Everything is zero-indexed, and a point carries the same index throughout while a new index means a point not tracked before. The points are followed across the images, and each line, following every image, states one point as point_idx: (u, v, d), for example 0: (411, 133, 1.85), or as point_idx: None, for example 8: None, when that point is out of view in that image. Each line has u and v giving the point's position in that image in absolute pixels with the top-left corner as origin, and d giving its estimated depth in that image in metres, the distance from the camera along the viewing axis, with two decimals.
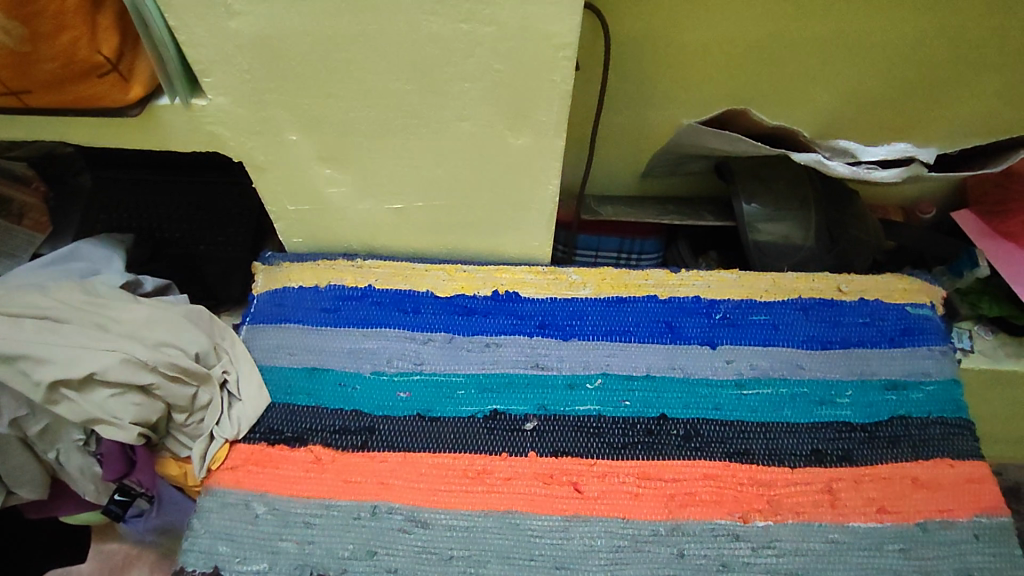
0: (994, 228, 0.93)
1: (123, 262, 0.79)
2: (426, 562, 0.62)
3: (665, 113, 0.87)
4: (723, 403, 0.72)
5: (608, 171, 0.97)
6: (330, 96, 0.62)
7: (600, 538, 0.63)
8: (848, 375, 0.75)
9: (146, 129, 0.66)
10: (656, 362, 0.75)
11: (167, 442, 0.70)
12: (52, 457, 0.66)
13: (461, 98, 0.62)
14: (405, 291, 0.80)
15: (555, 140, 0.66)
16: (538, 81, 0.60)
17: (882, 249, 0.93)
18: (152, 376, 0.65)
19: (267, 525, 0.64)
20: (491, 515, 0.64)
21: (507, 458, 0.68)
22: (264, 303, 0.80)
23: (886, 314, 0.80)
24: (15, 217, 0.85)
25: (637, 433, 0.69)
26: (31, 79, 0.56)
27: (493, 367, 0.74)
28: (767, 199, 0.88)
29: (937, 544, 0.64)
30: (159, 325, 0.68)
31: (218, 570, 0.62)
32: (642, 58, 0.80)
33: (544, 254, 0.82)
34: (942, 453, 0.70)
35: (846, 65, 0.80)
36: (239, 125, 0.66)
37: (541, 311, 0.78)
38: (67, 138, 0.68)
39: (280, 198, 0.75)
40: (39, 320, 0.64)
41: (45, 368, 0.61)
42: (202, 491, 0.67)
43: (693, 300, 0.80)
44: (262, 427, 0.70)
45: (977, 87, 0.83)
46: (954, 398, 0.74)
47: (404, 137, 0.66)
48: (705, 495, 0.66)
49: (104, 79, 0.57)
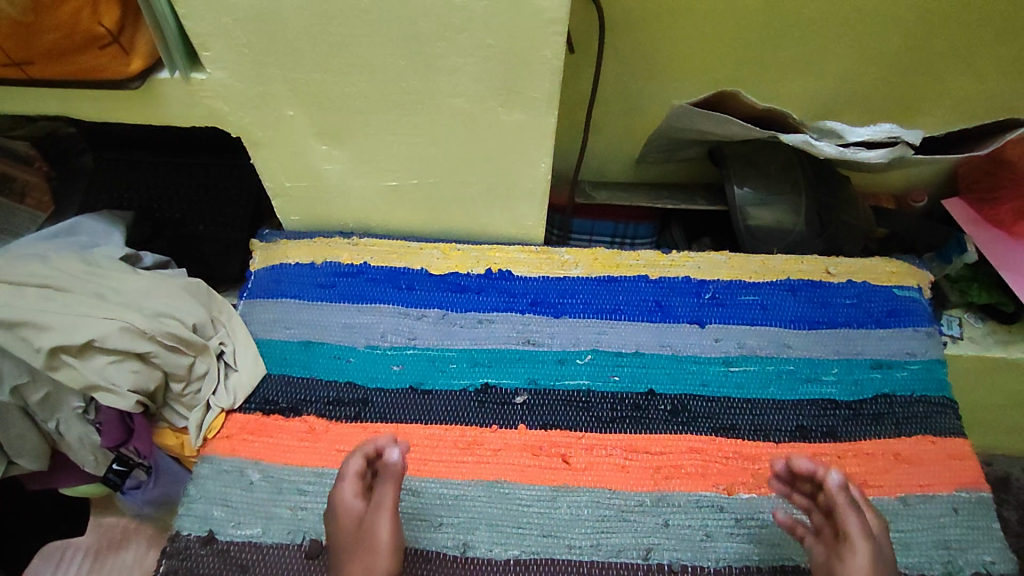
0: (985, 215, 0.93)
1: (123, 238, 0.80)
2: (417, 528, 0.63)
3: (658, 98, 0.88)
4: (710, 379, 0.73)
5: (603, 156, 0.98)
6: (327, 70, 0.64)
7: (587, 507, 0.65)
8: (834, 354, 0.76)
9: (147, 101, 0.67)
10: (646, 339, 0.76)
11: (164, 412, 0.71)
12: (51, 426, 0.68)
13: (454, 74, 0.63)
14: (401, 268, 0.81)
15: (547, 117, 0.67)
16: (531, 57, 0.61)
17: (872, 236, 0.94)
18: (151, 345, 0.66)
19: (261, 492, 0.66)
20: (480, 484, 0.66)
21: (497, 430, 0.69)
22: (261, 279, 0.81)
23: (873, 296, 0.81)
24: (17, 196, 0.87)
25: (625, 408, 0.71)
26: (34, 50, 0.58)
27: (486, 342, 0.75)
28: (758, 184, 0.89)
29: (917, 518, 0.66)
30: (158, 296, 0.70)
31: (213, 534, 0.64)
32: (636, 42, 0.81)
33: (537, 234, 0.84)
34: (924, 430, 0.71)
35: (837, 49, 0.81)
36: (237, 99, 0.67)
37: (533, 290, 0.80)
38: (69, 111, 0.69)
39: (279, 174, 0.76)
40: (40, 288, 0.66)
41: (45, 335, 0.62)
42: (198, 460, 0.69)
43: (683, 280, 0.81)
44: (257, 397, 0.72)
45: (966, 71, 0.84)
46: (938, 377, 0.75)
47: (399, 114, 0.68)
48: (691, 468, 0.67)
49: (105, 50, 0.58)
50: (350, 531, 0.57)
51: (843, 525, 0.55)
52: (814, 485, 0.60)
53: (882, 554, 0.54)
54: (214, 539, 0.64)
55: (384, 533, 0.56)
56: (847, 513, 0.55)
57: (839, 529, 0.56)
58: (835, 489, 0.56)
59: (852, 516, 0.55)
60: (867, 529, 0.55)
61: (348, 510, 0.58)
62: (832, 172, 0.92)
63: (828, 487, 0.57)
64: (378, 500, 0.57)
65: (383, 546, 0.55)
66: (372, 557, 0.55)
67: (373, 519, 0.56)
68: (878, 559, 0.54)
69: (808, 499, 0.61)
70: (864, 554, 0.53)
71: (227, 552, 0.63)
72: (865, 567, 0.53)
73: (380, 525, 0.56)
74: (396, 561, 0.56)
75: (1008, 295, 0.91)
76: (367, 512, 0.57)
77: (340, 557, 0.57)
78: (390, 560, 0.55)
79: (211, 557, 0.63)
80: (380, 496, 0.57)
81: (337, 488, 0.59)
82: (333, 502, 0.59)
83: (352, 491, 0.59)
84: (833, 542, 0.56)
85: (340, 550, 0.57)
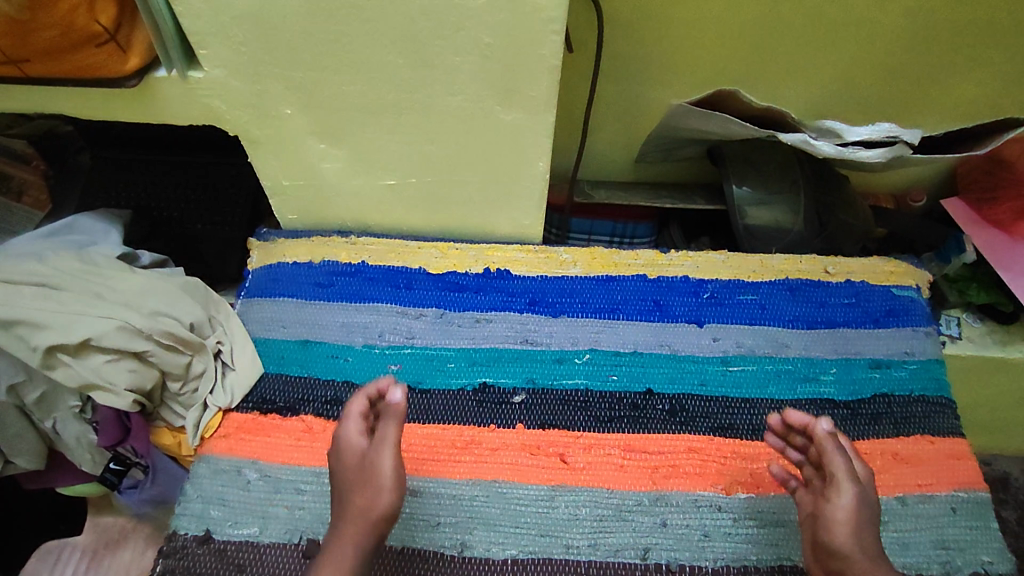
0: (984, 215, 0.93)
1: (120, 236, 0.80)
2: (415, 528, 0.63)
3: (657, 97, 0.88)
4: (709, 379, 0.73)
5: (602, 155, 0.98)
6: (325, 68, 0.63)
7: (585, 507, 0.65)
8: (833, 353, 0.76)
9: (144, 100, 0.67)
10: (645, 338, 0.76)
11: (161, 411, 0.71)
12: (48, 425, 0.68)
13: (453, 72, 0.63)
14: (399, 267, 0.81)
15: (546, 115, 0.67)
16: (529, 56, 0.61)
17: (871, 235, 0.94)
18: (148, 343, 0.66)
19: (259, 491, 0.66)
20: (478, 484, 0.66)
21: (495, 430, 0.69)
22: (259, 278, 0.81)
23: (871, 295, 0.81)
24: (14, 194, 0.88)
25: (624, 407, 0.71)
26: (30, 48, 0.57)
27: (484, 341, 0.75)
28: (757, 183, 0.89)
29: (915, 517, 0.66)
30: (155, 295, 0.70)
31: (210, 533, 0.64)
32: (635, 41, 0.81)
33: (534, 233, 0.84)
34: (923, 430, 0.71)
35: (837, 48, 0.81)
36: (234, 97, 0.67)
37: (531, 289, 0.79)
38: (65, 109, 0.69)
39: (277, 173, 0.76)
40: (37, 287, 0.65)
41: (42, 334, 0.62)
42: (196, 459, 0.69)
43: (682, 279, 0.81)
44: (255, 396, 0.72)
45: (966, 71, 0.84)
46: (936, 377, 0.75)
47: (397, 113, 0.68)
48: (689, 468, 0.67)
49: (101, 48, 0.58)
50: (354, 466, 0.59)
51: (829, 466, 0.58)
52: (805, 437, 0.62)
53: (865, 494, 0.58)
54: (212, 538, 0.64)
55: (388, 466, 0.57)
56: (832, 454, 0.59)
57: (826, 472, 0.59)
58: (822, 434, 0.60)
59: (836, 456, 0.58)
60: (852, 469, 0.58)
61: (353, 447, 0.60)
62: (831, 171, 0.92)
63: (815, 432, 0.60)
64: (382, 435, 0.59)
65: (383, 479, 0.57)
66: (376, 490, 0.56)
67: (376, 454, 0.58)
68: (861, 499, 0.57)
69: (798, 453, 0.63)
70: (849, 492, 0.57)
71: (224, 552, 0.63)
72: (849, 503, 0.56)
73: (383, 458, 0.58)
74: (399, 495, 0.58)
75: (1007, 295, 0.91)
76: (370, 447, 0.59)
77: (344, 490, 0.58)
78: (393, 493, 0.57)
79: (208, 557, 0.63)
80: (383, 431, 0.59)
81: (341, 426, 0.61)
82: (336, 441, 0.61)
83: (357, 428, 0.61)
84: (821, 485, 0.60)
85: (343, 483, 0.59)
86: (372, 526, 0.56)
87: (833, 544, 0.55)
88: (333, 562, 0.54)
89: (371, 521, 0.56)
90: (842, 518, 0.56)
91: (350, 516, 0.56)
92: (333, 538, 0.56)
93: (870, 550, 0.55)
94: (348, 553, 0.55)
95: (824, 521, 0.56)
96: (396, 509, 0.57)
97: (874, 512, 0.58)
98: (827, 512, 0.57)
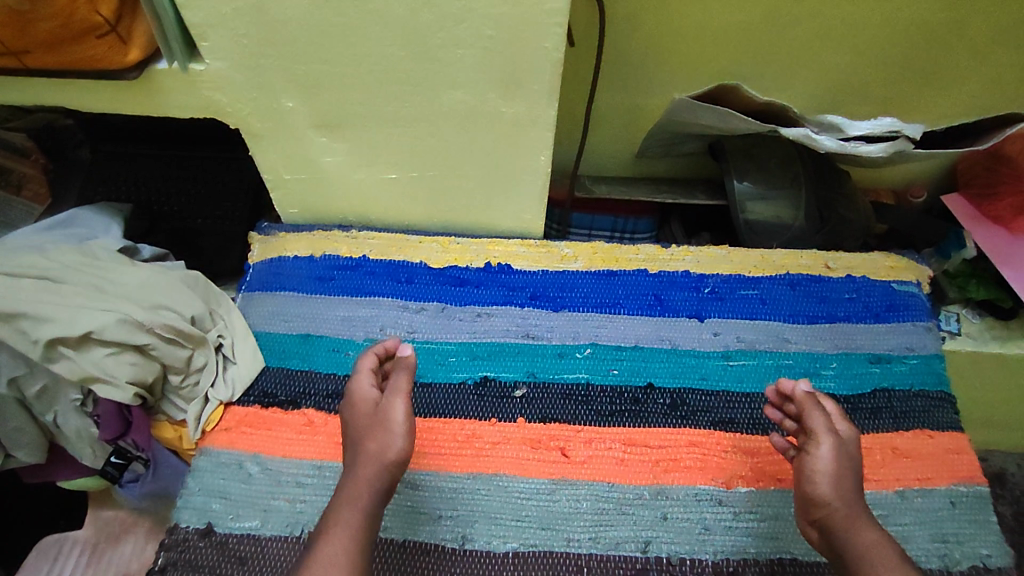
0: (984, 210, 0.93)
1: (121, 230, 0.80)
2: (416, 521, 0.63)
3: (658, 91, 0.88)
4: (710, 373, 0.73)
5: (602, 150, 0.98)
6: (326, 61, 0.63)
7: (586, 500, 0.65)
8: (833, 348, 0.76)
9: (145, 92, 0.67)
10: (646, 333, 0.76)
11: (162, 405, 0.72)
12: (49, 419, 0.68)
13: (454, 65, 0.63)
14: (400, 261, 0.81)
15: (547, 108, 0.67)
16: (531, 48, 0.61)
17: (871, 231, 0.94)
18: (149, 337, 0.66)
19: (260, 484, 0.66)
20: (479, 478, 0.66)
21: (496, 423, 0.69)
22: (260, 272, 0.81)
23: (872, 290, 0.81)
24: (14, 188, 0.87)
25: (625, 402, 0.71)
26: (29, 39, 0.57)
27: (485, 336, 0.75)
28: (758, 178, 0.89)
29: (914, 511, 0.66)
30: (156, 288, 0.70)
31: (211, 526, 0.64)
32: (636, 35, 0.81)
33: (536, 228, 0.84)
34: (923, 424, 0.71)
35: (839, 42, 0.81)
36: (235, 89, 0.67)
37: (532, 284, 0.79)
38: (66, 101, 0.69)
39: (277, 166, 0.76)
40: (37, 279, 0.65)
41: (43, 327, 0.62)
42: (197, 452, 0.69)
43: (683, 274, 0.81)
44: (256, 390, 0.72)
45: (967, 66, 0.84)
46: (936, 371, 0.75)
47: (398, 105, 0.67)
48: (690, 462, 0.67)
49: (102, 40, 0.58)
50: (364, 414, 0.60)
51: (809, 423, 0.60)
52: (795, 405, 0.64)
53: (847, 448, 0.58)
54: (213, 531, 0.64)
55: (401, 413, 0.59)
56: (812, 412, 0.60)
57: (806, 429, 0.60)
58: (799, 394, 0.61)
59: (816, 414, 0.59)
60: (831, 425, 0.59)
61: (364, 396, 0.61)
62: (832, 166, 0.92)
63: (795, 393, 0.62)
64: (394, 385, 0.60)
65: (397, 425, 0.58)
66: (388, 434, 0.57)
67: (389, 402, 0.59)
68: (842, 452, 0.58)
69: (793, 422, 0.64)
70: (829, 445, 0.58)
71: (226, 545, 0.63)
72: (828, 455, 0.57)
73: (396, 406, 0.59)
74: (409, 442, 0.59)
75: (1007, 291, 0.92)
76: (382, 398, 0.60)
77: (356, 439, 0.59)
78: (405, 438, 0.58)
79: (210, 549, 0.63)
80: (395, 382, 0.61)
81: (353, 380, 0.62)
82: (348, 393, 0.62)
83: (368, 382, 0.62)
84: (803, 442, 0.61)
85: (354, 432, 0.60)
86: (384, 469, 0.57)
87: (816, 495, 0.56)
88: (349, 501, 0.56)
89: (383, 464, 0.57)
90: (824, 471, 0.57)
91: (362, 461, 0.57)
92: (345, 482, 0.57)
93: (850, 499, 0.56)
94: (361, 494, 0.56)
95: (807, 474, 0.58)
96: (407, 456, 0.58)
97: (858, 466, 0.59)
98: (808, 466, 0.58)
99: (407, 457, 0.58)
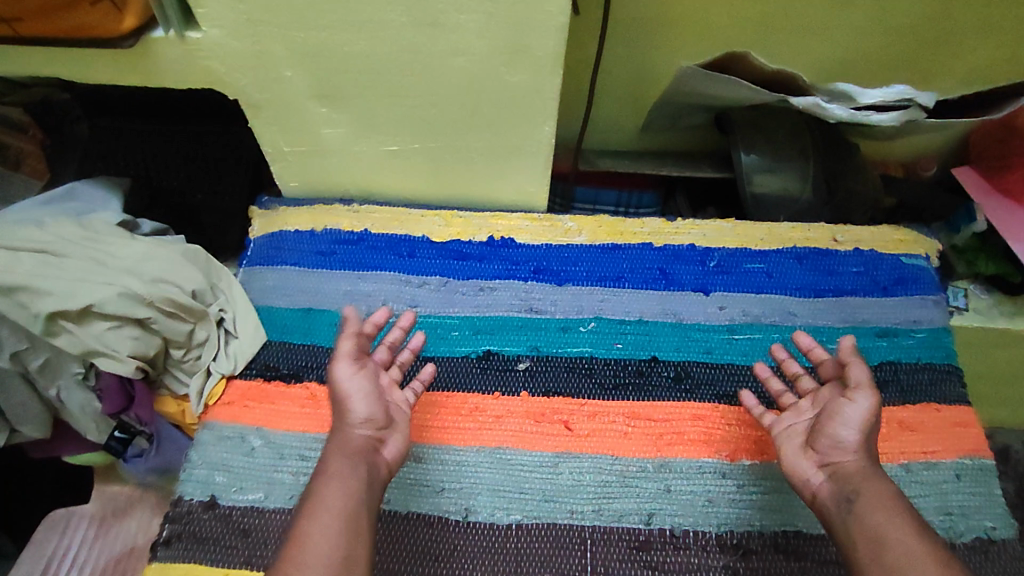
0: (995, 184, 0.91)
1: (120, 205, 0.79)
2: (419, 493, 0.63)
3: (663, 61, 0.86)
4: (714, 347, 0.73)
5: (606, 123, 0.97)
6: (324, 28, 0.62)
7: (589, 473, 0.65)
8: (840, 322, 0.75)
9: (140, 61, 0.66)
10: (650, 308, 0.75)
11: (165, 379, 0.72)
12: (53, 394, 0.68)
13: (456, 31, 0.62)
14: (402, 235, 0.80)
15: (551, 75, 0.66)
16: (535, 12, 0.60)
17: (879, 204, 0.93)
18: (150, 310, 0.66)
19: (262, 457, 0.66)
20: (482, 451, 0.66)
21: (499, 397, 0.69)
22: (260, 247, 0.80)
23: (880, 264, 0.80)
24: (13, 164, 0.86)
25: (628, 374, 0.70)
26: (20, 5, 0.56)
27: (488, 310, 0.75)
28: (766, 150, 0.87)
29: (919, 484, 0.66)
30: (156, 261, 0.69)
31: (215, 499, 0.64)
32: (641, 3, 0.79)
33: (539, 201, 0.83)
34: (930, 397, 0.71)
35: (849, 9, 0.79)
36: (233, 59, 0.65)
37: (535, 257, 0.79)
38: (60, 70, 0.68)
39: (277, 138, 0.75)
40: (36, 253, 0.65)
41: (43, 300, 0.62)
42: (200, 426, 0.69)
43: (688, 248, 0.80)
44: (258, 363, 0.71)
45: (980, 33, 0.82)
46: (944, 344, 0.75)
47: (398, 74, 0.66)
48: (693, 435, 0.67)
49: (95, 6, 0.57)
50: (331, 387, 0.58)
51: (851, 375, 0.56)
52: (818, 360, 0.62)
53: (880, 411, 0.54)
54: (217, 503, 0.64)
55: (345, 377, 0.55)
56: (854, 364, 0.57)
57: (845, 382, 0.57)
58: (845, 347, 0.58)
59: (860, 367, 0.56)
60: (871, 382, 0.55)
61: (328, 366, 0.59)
62: (840, 138, 0.91)
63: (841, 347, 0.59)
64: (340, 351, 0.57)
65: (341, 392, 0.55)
66: (340, 406, 0.55)
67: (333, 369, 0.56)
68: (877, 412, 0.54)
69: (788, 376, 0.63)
70: (871, 403, 0.54)
71: (230, 517, 0.63)
72: (862, 410, 0.54)
73: (339, 373, 0.56)
74: (367, 402, 0.55)
75: (1014, 265, 0.89)
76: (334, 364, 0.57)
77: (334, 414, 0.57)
78: (358, 403, 0.55)
79: (214, 522, 0.63)
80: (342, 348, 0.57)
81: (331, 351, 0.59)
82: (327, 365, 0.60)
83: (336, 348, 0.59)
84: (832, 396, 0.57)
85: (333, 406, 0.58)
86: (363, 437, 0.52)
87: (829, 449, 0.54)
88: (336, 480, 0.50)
89: (347, 433, 0.54)
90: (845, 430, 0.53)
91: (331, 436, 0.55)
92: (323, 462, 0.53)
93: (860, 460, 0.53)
94: (344, 473, 0.51)
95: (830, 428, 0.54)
96: (371, 417, 0.54)
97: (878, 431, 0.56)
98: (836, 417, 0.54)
99: (371, 418, 0.54)
